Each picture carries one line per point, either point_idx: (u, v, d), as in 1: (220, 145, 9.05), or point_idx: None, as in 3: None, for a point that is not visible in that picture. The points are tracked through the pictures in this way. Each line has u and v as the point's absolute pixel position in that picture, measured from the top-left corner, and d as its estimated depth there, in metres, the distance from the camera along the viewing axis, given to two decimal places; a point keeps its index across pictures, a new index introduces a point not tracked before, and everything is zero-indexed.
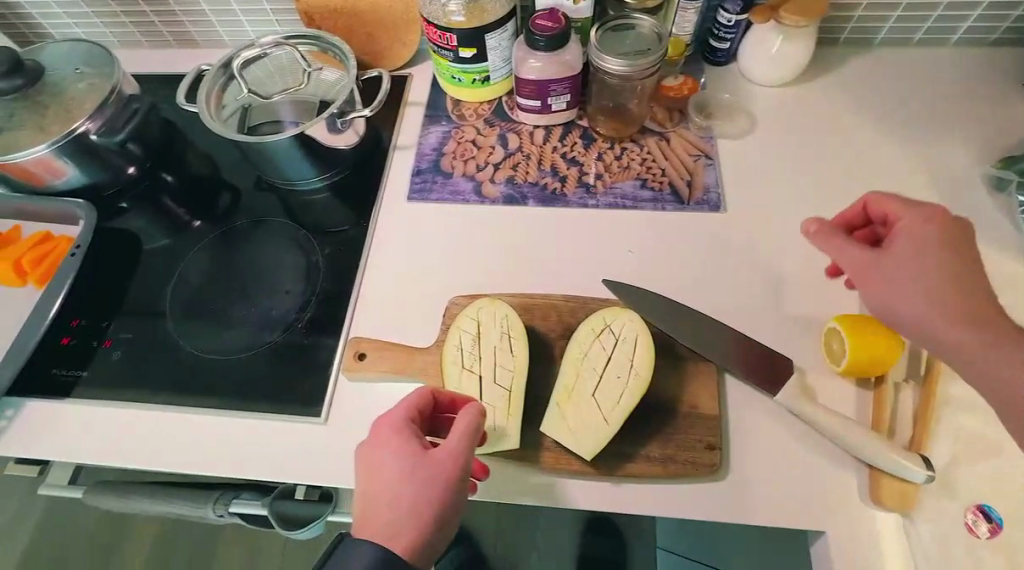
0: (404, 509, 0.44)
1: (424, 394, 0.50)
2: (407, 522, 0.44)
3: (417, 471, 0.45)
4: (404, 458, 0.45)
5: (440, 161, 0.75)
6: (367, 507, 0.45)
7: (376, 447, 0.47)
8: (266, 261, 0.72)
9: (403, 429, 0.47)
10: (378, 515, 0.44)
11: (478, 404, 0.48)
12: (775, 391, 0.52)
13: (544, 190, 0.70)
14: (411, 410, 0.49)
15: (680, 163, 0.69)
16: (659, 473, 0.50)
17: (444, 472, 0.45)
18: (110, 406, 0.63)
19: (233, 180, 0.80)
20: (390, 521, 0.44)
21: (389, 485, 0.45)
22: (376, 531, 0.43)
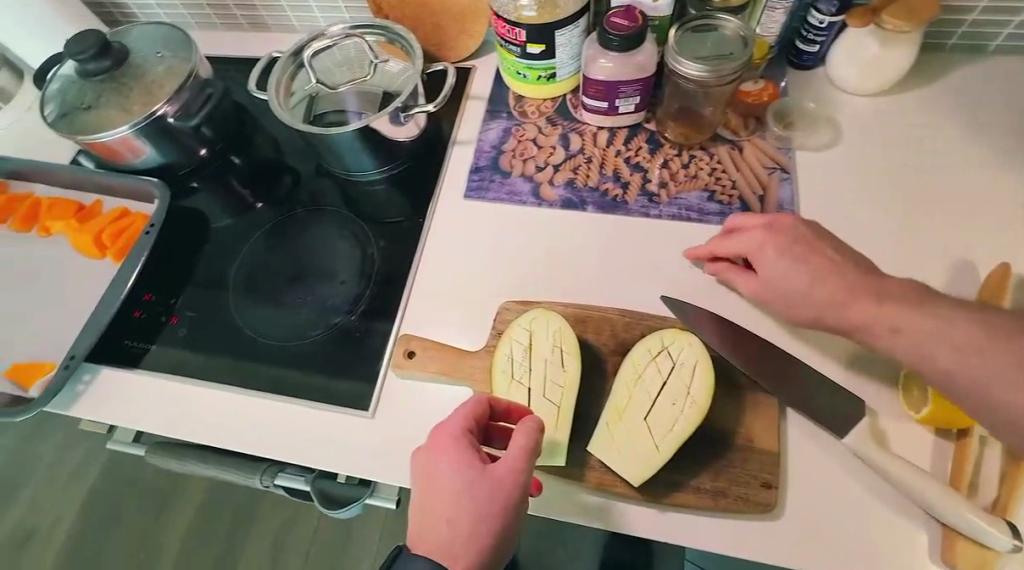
0: (461, 524, 0.44)
1: (479, 404, 0.49)
2: (466, 537, 0.44)
3: (474, 486, 0.45)
4: (462, 473, 0.45)
5: (499, 159, 0.74)
6: (425, 518, 0.45)
7: (433, 458, 0.46)
8: (324, 250, 0.73)
9: (461, 442, 0.47)
10: (437, 528, 0.44)
11: (537, 420, 0.47)
12: (843, 433, 0.51)
13: (605, 196, 0.69)
14: (468, 421, 0.48)
15: (752, 175, 0.67)
16: (709, 507, 0.50)
17: (503, 488, 0.45)
18: (175, 381, 0.65)
19: (297, 166, 0.83)
20: (446, 534, 0.44)
21: (448, 499, 0.45)
22: (432, 544, 0.44)
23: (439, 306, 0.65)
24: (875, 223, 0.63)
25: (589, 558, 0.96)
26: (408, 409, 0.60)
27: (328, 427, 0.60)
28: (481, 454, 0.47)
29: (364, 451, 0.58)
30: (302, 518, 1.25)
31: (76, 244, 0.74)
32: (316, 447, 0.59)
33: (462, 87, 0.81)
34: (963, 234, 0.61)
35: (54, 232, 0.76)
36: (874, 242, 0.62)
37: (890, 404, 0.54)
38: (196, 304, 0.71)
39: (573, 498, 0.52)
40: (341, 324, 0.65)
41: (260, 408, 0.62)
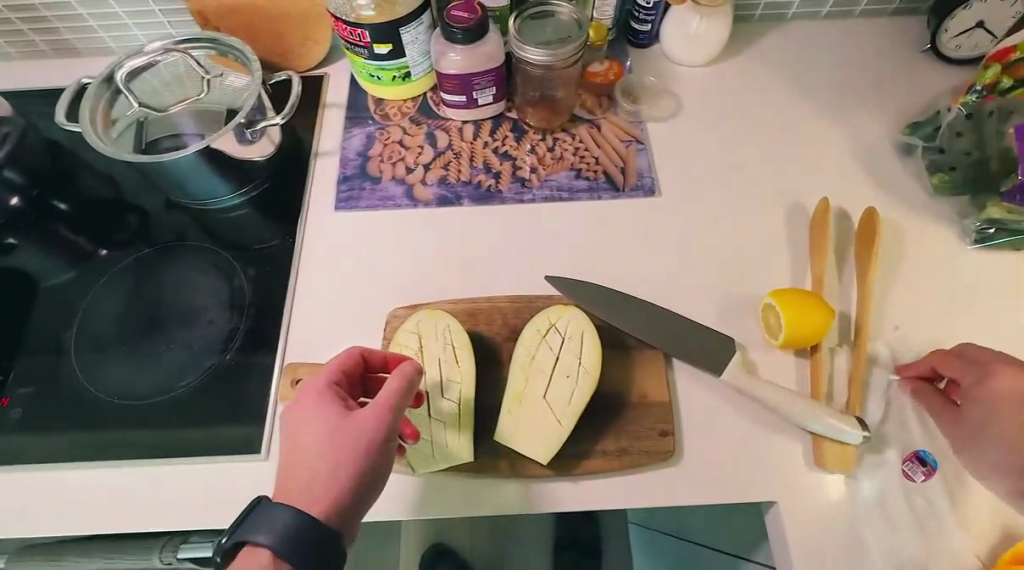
0: (323, 469, 0.44)
1: (350, 356, 0.49)
2: (325, 482, 0.43)
3: (338, 431, 0.45)
4: (325, 419, 0.45)
5: (367, 166, 0.71)
6: (290, 468, 0.45)
7: (301, 411, 0.47)
8: (184, 287, 0.66)
9: (326, 392, 0.47)
10: (298, 475, 0.44)
11: (414, 363, 0.47)
12: (720, 371, 0.56)
13: (478, 188, 0.69)
14: (337, 373, 0.48)
15: (611, 149, 0.72)
16: (616, 467, 0.52)
17: (365, 431, 0.45)
18: (18, 472, 0.56)
19: (139, 203, 0.74)
20: (308, 481, 0.44)
21: (311, 445, 0.45)
22: (294, 491, 0.43)
23: (324, 326, 0.61)
24: (723, 179, 0.70)
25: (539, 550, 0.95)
26: None
27: (217, 481, 0.55)
28: (349, 404, 0.47)
29: (263, 496, 0.54)
30: None
31: None
32: (207, 506, 0.54)
33: (317, 96, 0.77)
34: (793, 177, 0.69)
35: None
36: (724, 196, 0.69)
37: (757, 337, 0.60)
38: (33, 378, 0.61)
39: (490, 491, 0.51)
40: (214, 366, 0.60)
41: (132, 476, 0.55)
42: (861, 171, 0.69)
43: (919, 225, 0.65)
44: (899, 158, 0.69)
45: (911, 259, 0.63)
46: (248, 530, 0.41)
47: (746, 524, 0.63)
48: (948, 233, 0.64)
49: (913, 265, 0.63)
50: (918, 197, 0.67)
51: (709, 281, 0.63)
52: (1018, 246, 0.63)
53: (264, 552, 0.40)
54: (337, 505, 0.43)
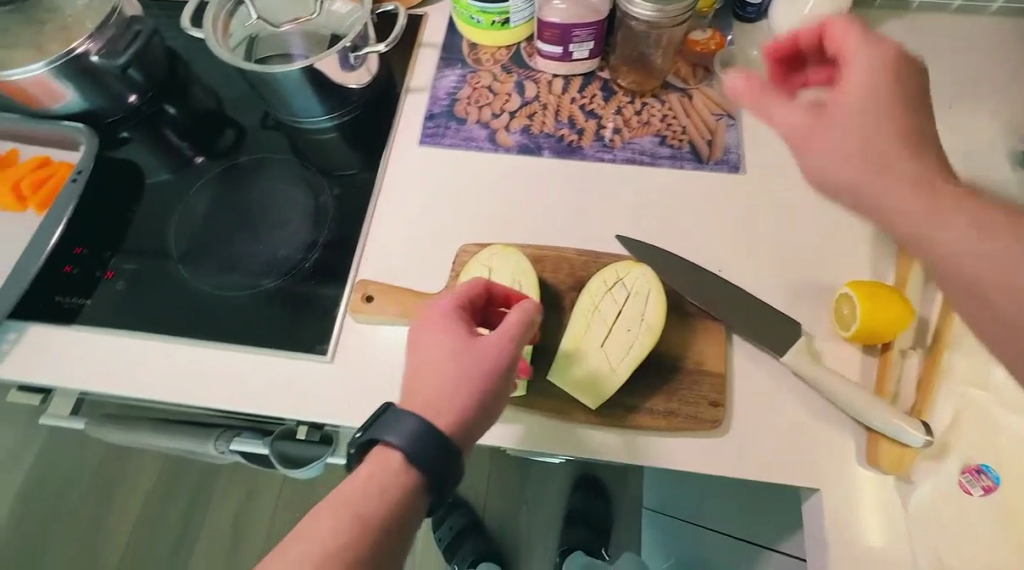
0: (450, 386, 0.44)
1: (476, 286, 0.50)
2: (450, 398, 0.44)
3: (463, 353, 0.45)
4: (450, 338, 0.46)
5: (455, 106, 0.73)
6: (417, 378, 0.45)
7: (426, 330, 0.47)
8: (275, 198, 0.70)
9: (453, 314, 0.47)
10: (421, 388, 0.44)
11: (531, 301, 0.48)
12: (783, 353, 0.55)
13: (561, 141, 0.69)
14: (462, 299, 0.49)
15: (700, 120, 0.70)
16: (662, 426, 0.52)
17: (493, 355, 0.45)
18: (115, 336, 0.61)
19: (239, 117, 0.78)
20: (434, 395, 0.44)
21: (437, 360, 0.45)
22: (419, 404, 0.43)
23: (397, 251, 0.64)
24: None
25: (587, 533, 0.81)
26: (368, 351, 0.59)
27: (283, 375, 0.59)
28: (474, 329, 0.48)
29: (325, 395, 0.57)
30: (258, 491, 1.23)
31: None
32: (272, 396, 0.58)
33: (414, 34, 0.79)
34: None
35: None
36: (812, 183, 0.66)
37: (825, 327, 0.58)
38: (136, 258, 0.67)
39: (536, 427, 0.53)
40: (294, 272, 0.64)
41: (212, 358, 0.60)
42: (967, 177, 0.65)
43: None
44: (1012, 168, 0.65)
45: None
46: (380, 431, 0.41)
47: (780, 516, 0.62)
48: None
49: None
50: None
51: (783, 267, 0.61)
52: None
53: (395, 455, 0.41)
54: (458, 423, 0.43)
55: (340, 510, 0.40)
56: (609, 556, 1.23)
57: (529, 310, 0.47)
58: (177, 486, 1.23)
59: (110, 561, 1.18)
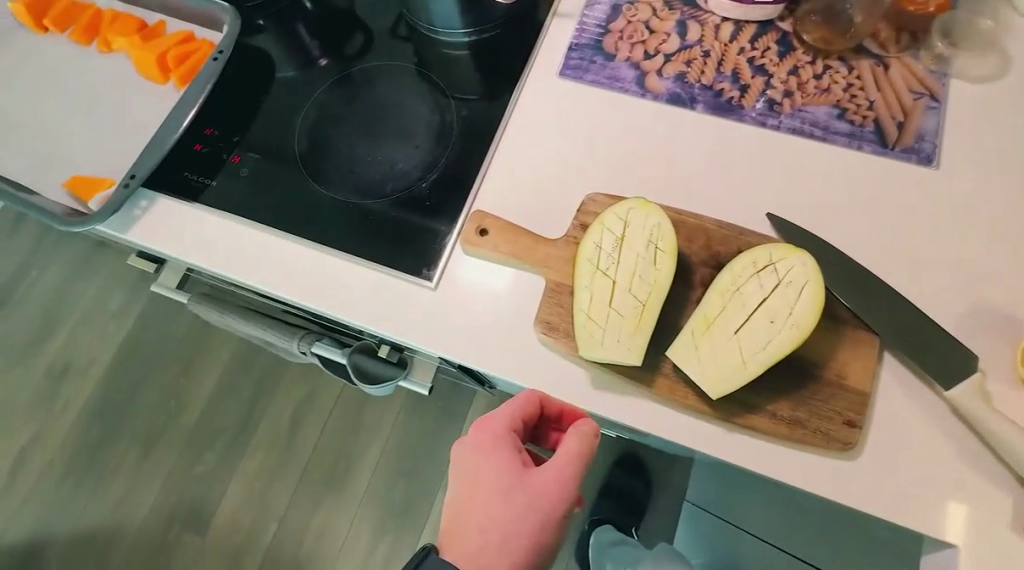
0: (495, 555, 0.45)
1: (531, 402, 0.48)
2: (497, 553, 0.45)
3: (515, 492, 0.46)
4: (501, 474, 0.46)
5: (604, 39, 0.65)
6: (468, 506, 0.46)
7: (476, 459, 0.47)
8: (399, 109, 0.67)
9: (504, 442, 0.47)
10: (467, 537, 0.46)
11: (590, 424, 0.47)
12: (950, 386, 0.47)
13: (719, 96, 0.61)
14: (515, 419, 0.48)
15: (894, 97, 0.59)
16: (783, 435, 0.47)
17: (543, 502, 0.45)
18: (233, 221, 0.62)
19: (373, 19, 0.75)
20: (481, 553, 0.45)
21: (485, 506, 0.46)
22: (463, 557, 0.45)
23: (518, 188, 0.59)
24: None
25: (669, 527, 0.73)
26: (472, 285, 0.56)
27: (385, 293, 0.57)
28: (525, 457, 0.48)
29: (423, 321, 0.56)
30: (320, 394, 1.29)
31: (139, 65, 0.69)
32: (372, 310, 0.57)
33: None
34: None
35: (115, 49, 0.71)
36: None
37: (1004, 367, 0.49)
38: (260, 148, 0.67)
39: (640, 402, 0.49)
40: (410, 190, 0.61)
41: (319, 261, 0.60)
42: None
43: None
44: None
45: None
46: None
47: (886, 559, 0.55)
48: None
49: None
50: None
51: (965, 286, 0.52)
52: None
53: None
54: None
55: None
56: (639, 534, 1.21)
57: (587, 440, 0.46)
58: (251, 371, 1.32)
59: (185, 425, 1.30)
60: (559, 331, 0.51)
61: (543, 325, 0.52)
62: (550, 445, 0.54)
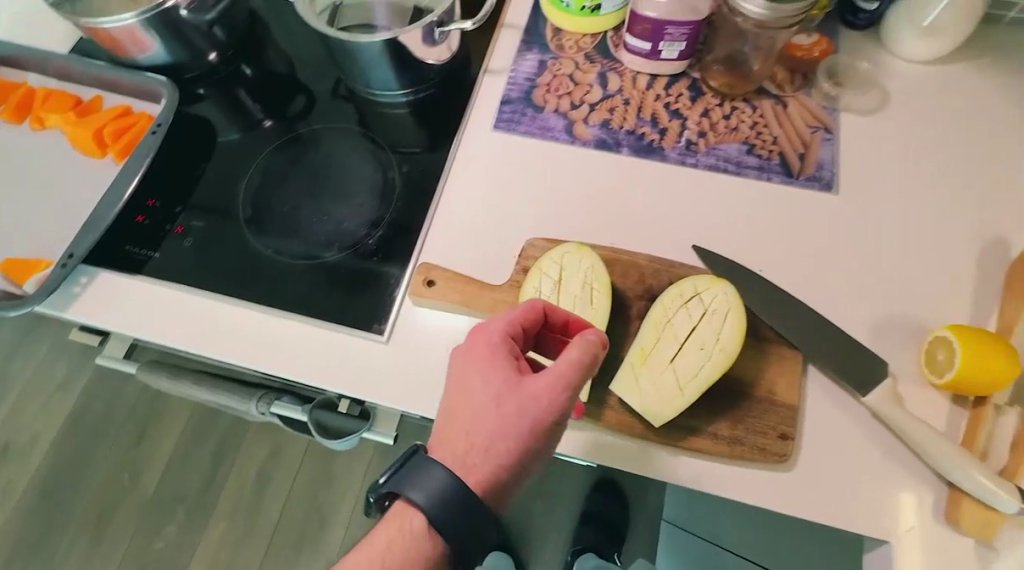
0: (481, 474, 0.43)
1: (533, 310, 0.47)
2: (483, 455, 0.43)
3: (507, 398, 0.44)
4: (493, 381, 0.44)
5: (533, 93, 0.70)
6: (454, 418, 0.45)
7: (467, 364, 0.45)
8: (344, 169, 0.70)
9: (499, 349, 0.45)
10: (456, 439, 0.44)
11: (599, 333, 0.44)
12: (865, 392, 0.51)
13: (641, 140, 0.66)
14: (513, 327, 0.46)
15: (793, 131, 0.65)
16: (724, 453, 0.50)
17: (534, 409, 0.43)
18: (179, 291, 0.62)
19: (313, 83, 0.78)
20: (466, 461, 0.43)
21: (471, 414, 0.44)
22: (449, 458, 0.44)
23: (462, 237, 0.62)
24: (914, 191, 0.62)
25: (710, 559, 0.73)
26: (424, 336, 0.58)
27: (337, 350, 0.58)
28: (520, 365, 0.46)
29: (377, 376, 0.57)
30: (285, 449, 1.26)
31: (74, 142, 0.69)
32: (325, 369, 0.58)
33: (496, 14, 0.76)
34: (1001, 210, 0.61)
35: (49, 126, 0.71)
36: (911, 212, 0.61)
37: (911, 370, 0.54)
38: (204, 216, 0.67)
39: (591, 436, 0.51)
40: (356, 247, 0.63)
41: (269, 324, 0.60)
42: None
43: None
44: None
45: None
46: (405, 479, 0.42)
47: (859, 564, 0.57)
48: None
49: None
50: None
51: (872, 299, 0.57)
52: None
53: (416, 517, 0.42)
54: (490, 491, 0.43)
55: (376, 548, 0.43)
56: (620, 562, 1.21)
57: (586, 341, 0.43)
58: (210, 434, 1.27)
59: (140, 497, 1.23)
60: None
61: None
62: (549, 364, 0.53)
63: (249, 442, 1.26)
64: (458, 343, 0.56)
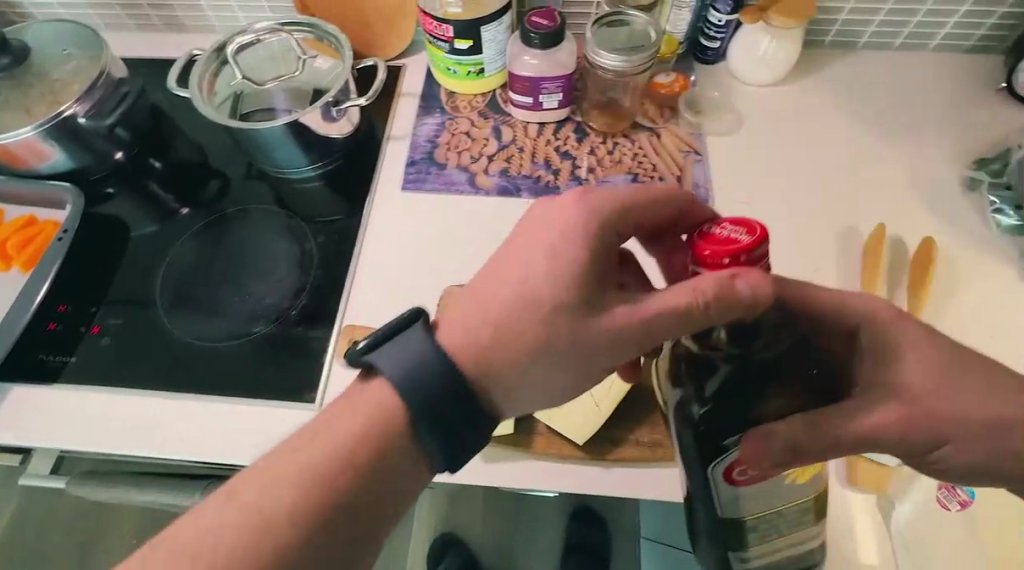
0: (512, 311, 0.41)
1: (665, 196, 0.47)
2: (506, 323, 0.41)
3: (579, 228, 0.42)
4: (567, 213, 0.43)
5: (435, 152, 0.76)
6: (517, 241, 0.43)
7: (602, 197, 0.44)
8: (262, 246, 0.72)
9: (592, 204, 0.44)
10: (493, 304, 0.42)
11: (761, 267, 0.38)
12: None
13: (538, 182, 0.72)
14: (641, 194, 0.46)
15: (669, 157, 0.74)
16: (647, 458, 0.53)
17: (600, 336, 0.41)
18: (100, 392, 0.62)
19: (224, 168, 0.80)
20: (505, 301, 0.42)
21: (517, 268, 0.42)
22: (451, 330, 0.42)
23: (383, 295, 0.65)
24: (777, 195, 0.71)
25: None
26: None
27: (270, 425, 0.59)
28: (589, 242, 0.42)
29: None
30: None
31: None
32: (259, 445, 0.58)
33: (393, 85, 0.82)
34: (850, 200, 0.70)
35: None
36: (777, 213, 0.70)
37: None
38: (120, 312, 0.67)
39: (526, 465, 0.54)
40: (279, 320, 0.65)
41: (199, 411, 0.60)
42: (921, 203, 0.69)
43: (976, 262, 0.65)
44: (962, 193, 0.69)
45: (966, 296, 0.63)
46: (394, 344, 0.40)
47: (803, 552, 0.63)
48: (1008, 273, 0.64)
49: (969, 303, 0.62)
50: (980, 234, 0.66)
51: None
52: None
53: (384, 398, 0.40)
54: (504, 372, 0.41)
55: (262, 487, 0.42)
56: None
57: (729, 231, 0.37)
58: None
59: None
60: None
61: None
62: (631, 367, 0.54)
63: None
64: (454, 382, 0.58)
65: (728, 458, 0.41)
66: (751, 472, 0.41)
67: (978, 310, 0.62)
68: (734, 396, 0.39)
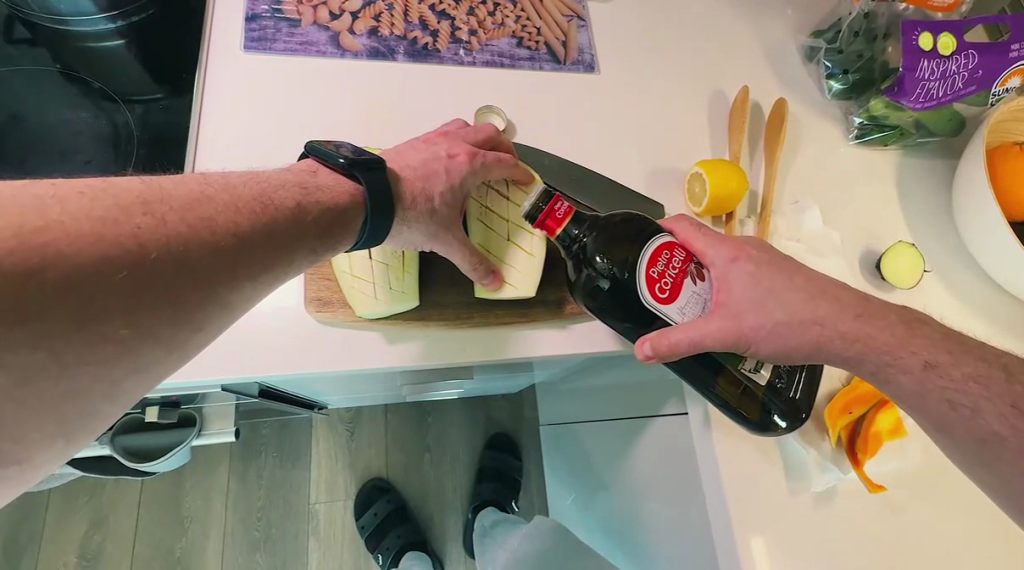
0: (416, 147, 0.50)
1: (450, 142, 0.51)
2: (425, 148, 0.50)
3: (448, 143, 0.51)
4: (441, 149, 0.50)
5: (283, 6, 0.63)
6: (400, 156, 0.49)
7: (426, 138, 0.51)
8: (52, 125, 0.57)
9: (453, 136, 0.52)
10: (410, 154, 0.49)
11: (489, 135, 0.54)
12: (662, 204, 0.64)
13: (415, 45, 0.65)
14: (453, 139, 0.52)
15: (552, 22, 0.70)
16: (556, 317, 0.55)
17: (435, 148, 0.50)
18: None
19: None
20: (414, 164, 0.48)
21: (415, 152, 0.49)
22: (418, 155, 0.49)
23: (250, 162, 0.57)
24: (654, 61, 0.72)
25: (620, 466, 0.80)
26: None
27: None
28: (465, 140, 0.52)
29: None
30: (122, 492, 1.15)
31: None
32: None
33: None
34: (717, 67, 0.74)
35: None
36: (655, 79, 0.71)
37: (681, 205, 0.65)
38: None
39: (433, 339, 0.53)
40: None
41: None
42: (774, 70, 0.75)
43: (815, 122, 0.74)
44: (802, 62, 0.76)
45: (804, 152, 0.72)
46: (321, 153, 0.43)
47: (632, 416, 0.72)
48: (836, 131, 0.74)
49: (806, 160, 0.72)
50: (816, 99, 0.75)
51: (644, 154, 0.67)
52: (887, 144, 0.73)
53: (325, 173, 0.43)
54: (431, 151, 0.50)
55: (32, 230, 0.28)
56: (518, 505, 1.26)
57: (497, 162, 0.51)
58: (33, 510, 1.12)
59: None
60: (333, 304, 0.51)
61: (315, 304, 0.51)
62: (666, 293, 0.44)
63: (90, 500, 1.14)
64: (412, 308, 0.52)
65: (646, 290, 0.43)
66: (668, 285, 0.44)
67: (813, 165, 0.72)
68: (604, 253, 0.44)
